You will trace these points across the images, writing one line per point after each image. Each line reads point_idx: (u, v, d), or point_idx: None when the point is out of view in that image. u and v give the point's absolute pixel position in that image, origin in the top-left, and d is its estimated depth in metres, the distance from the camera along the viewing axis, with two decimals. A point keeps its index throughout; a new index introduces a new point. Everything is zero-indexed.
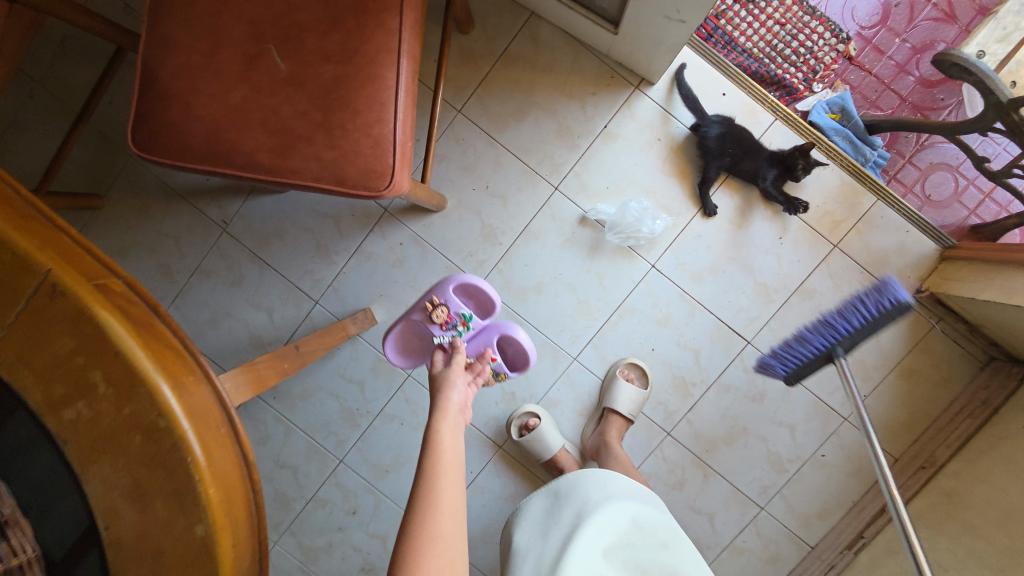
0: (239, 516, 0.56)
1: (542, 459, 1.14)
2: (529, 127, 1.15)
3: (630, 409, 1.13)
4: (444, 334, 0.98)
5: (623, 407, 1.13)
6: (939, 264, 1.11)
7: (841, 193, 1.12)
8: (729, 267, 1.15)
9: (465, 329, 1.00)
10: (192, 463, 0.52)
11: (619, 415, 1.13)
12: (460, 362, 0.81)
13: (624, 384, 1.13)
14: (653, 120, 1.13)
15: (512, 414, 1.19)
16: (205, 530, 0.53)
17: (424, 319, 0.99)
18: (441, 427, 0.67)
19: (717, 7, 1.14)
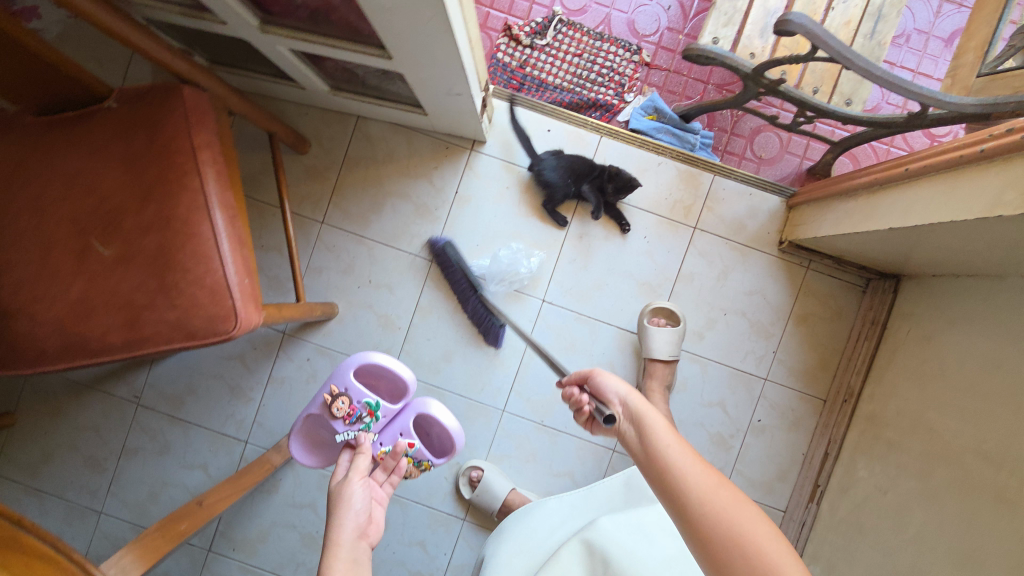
0: None
1: (494, 509, 1.16)
2: (389, 216, 1.22)
3: (668, 352, 1.14)
4: (348, 429, 0.96)
5: (661, 352, 1.14)
6: (788, 214, 1.19)
7: (681, 181, 1.21)
8: (611, 278, 1.21)
9: (372, 419, 0.98)
10: None
11: (660, 360, 1.15)
12: (360, 467, 0.80)
13: (656, 330, 1.14)
14: (495, 173, 1.21)
15: (457, 476, 1.22)
16: None
17: (324, 413, 0.97)
18: (332, 567, 0.65)
19: (518, 58, 1.24)
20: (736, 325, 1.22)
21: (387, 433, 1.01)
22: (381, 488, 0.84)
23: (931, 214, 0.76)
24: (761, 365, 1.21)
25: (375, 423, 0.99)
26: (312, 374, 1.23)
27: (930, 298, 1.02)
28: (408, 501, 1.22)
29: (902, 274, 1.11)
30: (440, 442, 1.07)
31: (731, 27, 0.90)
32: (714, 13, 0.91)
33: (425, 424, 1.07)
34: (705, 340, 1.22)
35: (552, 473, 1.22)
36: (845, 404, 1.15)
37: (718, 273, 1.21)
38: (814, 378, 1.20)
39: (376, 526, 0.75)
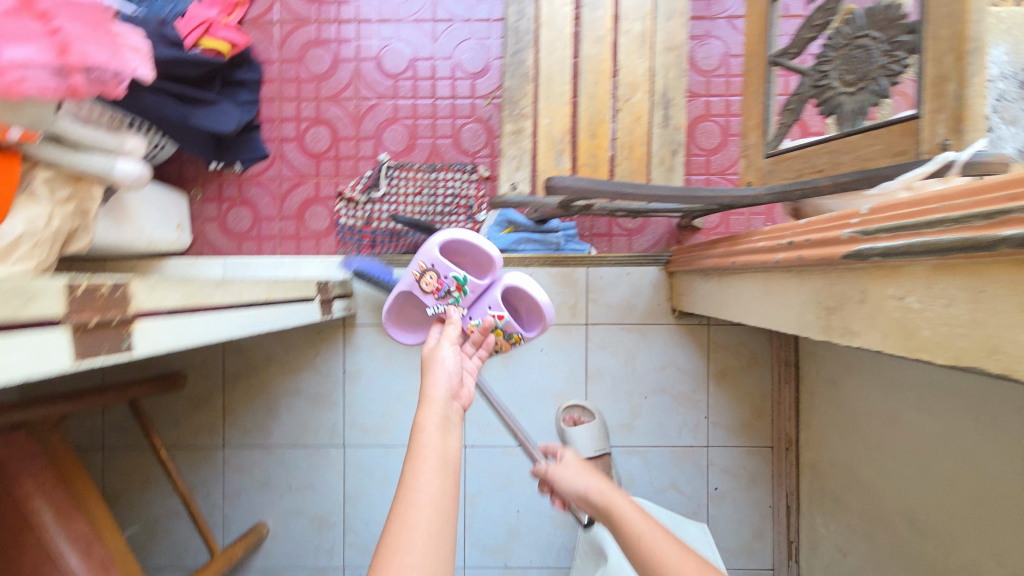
0: None
1: None
2: (286, 417, 1.18)
3: (594, 448, 1.13)
4: (437, 306, 0.83)
5: (587, 450, 1.13)
6: (671, 280, 1.17)
7: (557, 284, 1.18)
8: (525, 402, 1.19)
9: (461, 296, 0.82)
10: None
11: (590, 460, 1.13)
12: (450, 334, 0.69)
13: (575, 433, 1.13)
14: (375, 339, 1.17)
15: None
16: None
17: (414, 289, 0.85)
18: (421, 421, 0.53)
19: (363, 218, 1.21)
20: (660, 405, 1.19)
21: (478, 308, 0.83)
22: (472, 360, 0.74)
23: (763, 312, 0.74)
24: (699, 435, 1.18)
25: (465, 299, 0.83)
26: None
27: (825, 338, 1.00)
28: None
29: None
30: (533, 315, 0.88)
31: (523, 170, 0.88)
32: (504, 160, 0.89)
33: (512, 296, 0.87)
34: (636, 428, 1.19)
35: None
36: (789, 453, 1.14)
37: (625, 359, 1.19)
38: (753, 427, 1.17)
39: (466, 390, 0.64)
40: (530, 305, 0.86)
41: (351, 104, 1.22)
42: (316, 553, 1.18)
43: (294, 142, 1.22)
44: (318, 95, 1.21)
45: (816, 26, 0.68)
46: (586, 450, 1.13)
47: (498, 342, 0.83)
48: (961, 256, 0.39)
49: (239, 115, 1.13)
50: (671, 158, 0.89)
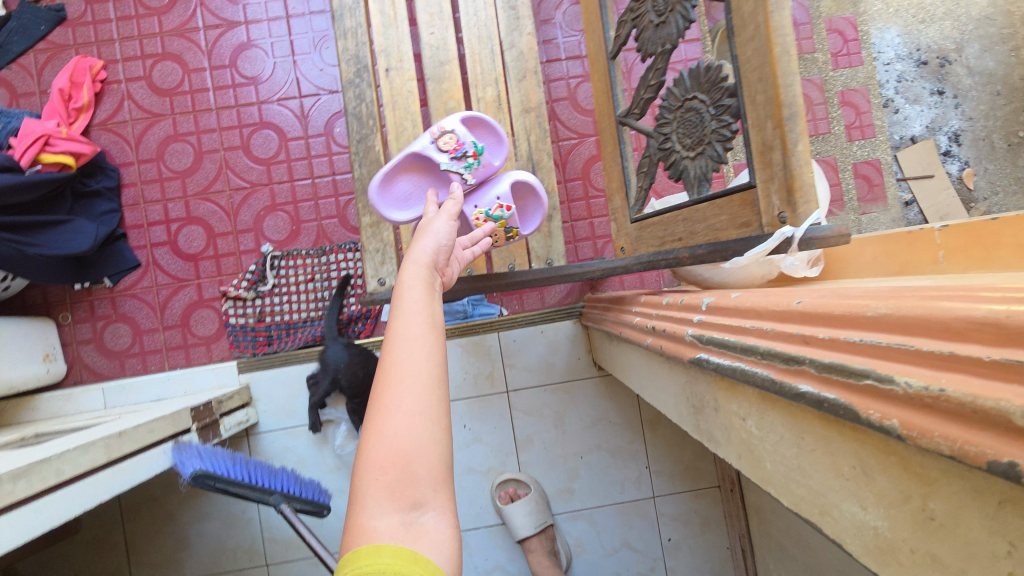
0: None
1: None
2: (198, 543, 1.08)
3: (533, 524, 1.05)
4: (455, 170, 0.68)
5: (526, 528, 1.05)
6: (587, 332, 1.12)
7: (469, 353, 1.12)
8: (456, 483, 1.11)
9: (478, 165, 0.69)
10: None
11: (531, 537, 1.06)
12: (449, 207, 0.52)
13: (511, 508, 1.06)
14: (284, 444, 1.09)
15: None
16: None
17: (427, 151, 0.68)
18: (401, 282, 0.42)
19: (254, 313, 1.14)
20: (598, 462, 1.12)
21: (484, 193, 0.71)
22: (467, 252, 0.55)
23: (652, 388, 0.68)
24: (642, 487, 1.12)
25: (477, 172, 0.70)
26: None
27: None
28: None
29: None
30: (529, 209, 0.77)
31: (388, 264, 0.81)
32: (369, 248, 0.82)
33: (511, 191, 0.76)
34: (576, 491, 1.12)
35: None
36: (734, 492, 1.08)
37: (554, 420, 1.12)
38: (697, 471, 1.12)
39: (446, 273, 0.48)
40: (526, 203, 0.76)
41: (224, 198, 1.15)
42: None
43: (167, 245, 1.15)
44: (186, 192, 1.15)
45: (650, 87, 0.66)
46: (525, 529, 1.05)
47: (496, 234, 0.72)
48: (776, 396, 0.34)
49: (96, 230, 1.04)
50: (546, 224, 0.86)
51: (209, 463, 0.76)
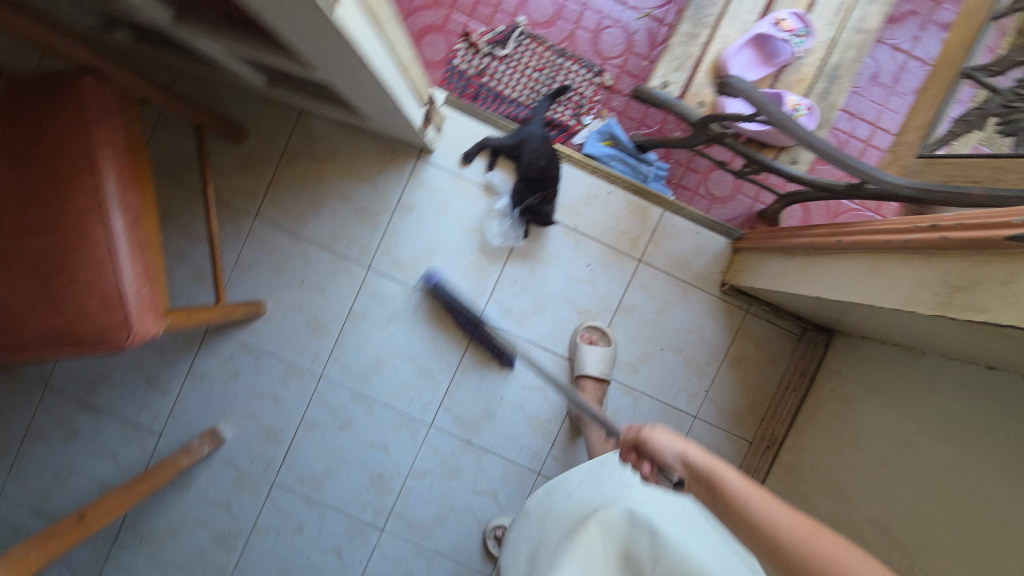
0: None
1: None
2: (326, 217, 1.18)
3: (600, 370, 1.15)
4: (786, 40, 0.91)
5: (593, 369, 1.15)
6: (733, 256, 1.18)
7: (630, 212, 1.18)
8: (552, 304, 1.20)
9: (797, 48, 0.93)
10: None
11: (591, 378, 1.15)
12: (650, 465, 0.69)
13: (588, 347, 1.16)
14: (442, 184, 1.17)
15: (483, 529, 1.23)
16: None
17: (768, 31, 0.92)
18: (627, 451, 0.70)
19: (477, 67, 1.19)
20: (671, 362, 1.21)
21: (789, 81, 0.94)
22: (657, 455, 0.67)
23: (854, 292, 0.76)
24: (692, 404, 1.21)
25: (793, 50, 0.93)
26: (235, 371, 1.20)
27: (855, 358, 1.04)
28: (325, 507, 1.23)
29: (847, 334, 1.08)
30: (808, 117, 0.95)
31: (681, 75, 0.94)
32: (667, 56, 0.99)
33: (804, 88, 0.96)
34: (639, 373, 1.21)
35: (473, 493, 1.23)
36: (768, 451, 1.18)
37: (658, 308, 1.20)
38: (744, 418, 1.20)
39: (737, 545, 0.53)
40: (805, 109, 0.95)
41: None
42: (300, 354, 1.20)
43: None
44: None
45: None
46: (592, 369, 1.15)
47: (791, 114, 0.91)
48: None
49: None
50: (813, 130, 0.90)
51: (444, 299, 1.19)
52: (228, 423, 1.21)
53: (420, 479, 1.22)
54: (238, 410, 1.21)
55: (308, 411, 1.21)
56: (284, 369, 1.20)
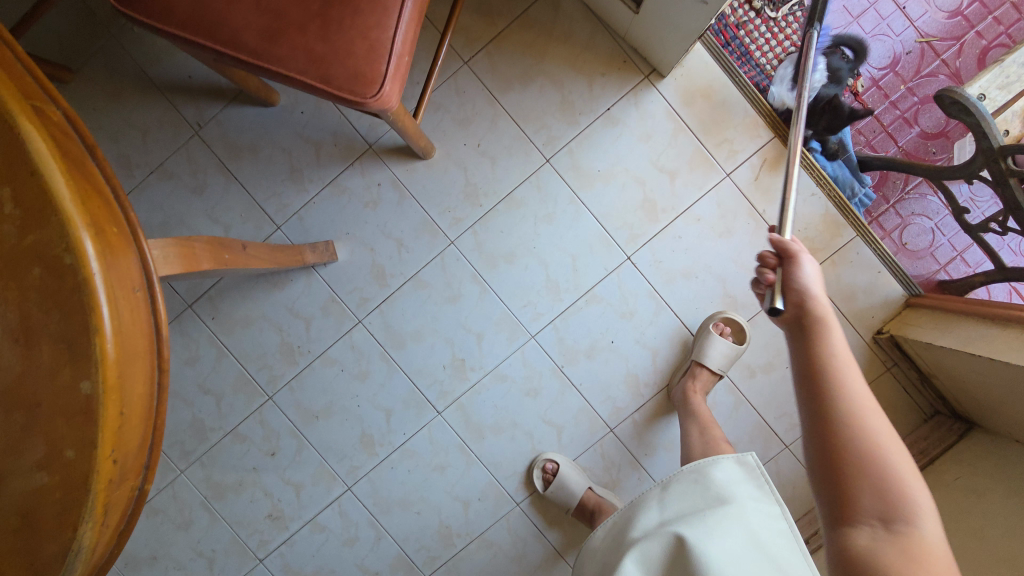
0: (137, 381, 0.50)
1: (569, 506, 1.13)
2: (532, 94, 1.13)
3: (720, 364, 1.08)
4: None
5: (713, 362, 1.07)
6: (903, 309, 1.13)
7: (823, 223, 1.13)
8: (705, 276, 1.14)
9: None
10: (93, 313, 0.46)
11: (707, 369, 1.08)
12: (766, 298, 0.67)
13: (719, 339, 1.08)
14: (657, 113, 1.12)
15: (534, 460, 1.18)
16: (92, 389, 0.47)
17: None
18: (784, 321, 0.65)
19: (737, 17, 1.13)
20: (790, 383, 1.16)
21: None
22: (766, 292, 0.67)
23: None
24: (790, 432, 1.16)
25: None
26: (376, 200, 1.15)
27: (1000, 459, 0.97)
28: (398, 368, 1.19)
29: (995, 432, 1.03)
30: None
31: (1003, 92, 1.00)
32: (994, 72, 1.02)
33: None
34: (754, 380, 1.16)
35: (542, 420, 1.18)
36: None
37: None
38: None
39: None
40: None
41: None
42: (444, 212, 1.15)
43: None
44: None
45: None
46: (712, 362, 1.07)
47: None
48: None
49: None
50: None
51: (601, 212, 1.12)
52: (345, 245, 1.16)
53: (499, 384, 1.18)
54: (361, 237, 1.16)
55: (425, 269, 1.16)
56: (422, 220, 1.16)
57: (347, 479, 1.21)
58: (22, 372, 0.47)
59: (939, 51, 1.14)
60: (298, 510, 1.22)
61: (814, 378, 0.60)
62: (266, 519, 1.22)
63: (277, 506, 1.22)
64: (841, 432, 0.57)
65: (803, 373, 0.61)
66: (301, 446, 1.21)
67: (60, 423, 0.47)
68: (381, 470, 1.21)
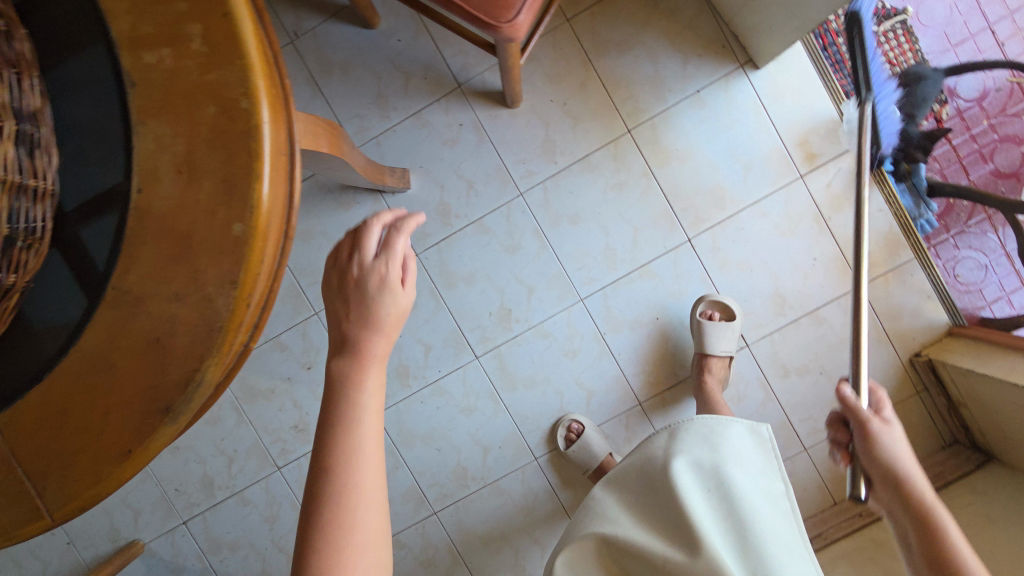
0: (274, 239, 0.51)
1: (587, 467, 1.17)
2: (626, 63, 1.14)
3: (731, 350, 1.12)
4: None
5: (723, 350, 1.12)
6: (944, 337, 1.16)
7: (885, 239, 1.17)
8: (759, 270, 1.17)
9: None
10: (257, 159, 0.48)
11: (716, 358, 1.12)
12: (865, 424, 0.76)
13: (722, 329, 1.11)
14: (745, 103, 1.14)
15: (557, 419, 1.21)
16: (241, 232, 0.49)
17: None
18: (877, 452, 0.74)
19: (840, 24, 1.14)
20: (821, 389, 1.19)
21: None
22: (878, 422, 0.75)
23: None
24: (811, 436, 1.19)
25: None
26: (454, 139, 1.17)
27: (1017, 491, 1.01)
28: (445, 307, 1.21)
29: (1017, 467, 1.05)
30: None
31: None
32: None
33: None
34: (787, 379, 1.19)
35: (575, 382, 1.21)
36: (857, 518, 1.15)
37: (845, 336, 1.18)
38: (846, 479, 1.19)
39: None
40: None
41: None
42: (518, 162, 1.17)
43: None
44: None
45: None
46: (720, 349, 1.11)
47: None
48: None
49: None
50: None
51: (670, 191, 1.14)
52: (417, 177, 1.18)
53: (540, 339, 1.20)
54: (433, 172, 1.18)
55: (490, 215, 1.18)
56: (496, 166, 1.17)
57: None
58: (176, 201, 0.49)
59: None
60: None
61: (896, 491, 0.73)
62: (291, 429, 1.25)
63: (304, 418, 1.25)
64: (935, 535, 0.69)
65: (879, 490, 0.75)
66: None
67: (206, 257, 0.49)
68: (411, 403, 1.24)
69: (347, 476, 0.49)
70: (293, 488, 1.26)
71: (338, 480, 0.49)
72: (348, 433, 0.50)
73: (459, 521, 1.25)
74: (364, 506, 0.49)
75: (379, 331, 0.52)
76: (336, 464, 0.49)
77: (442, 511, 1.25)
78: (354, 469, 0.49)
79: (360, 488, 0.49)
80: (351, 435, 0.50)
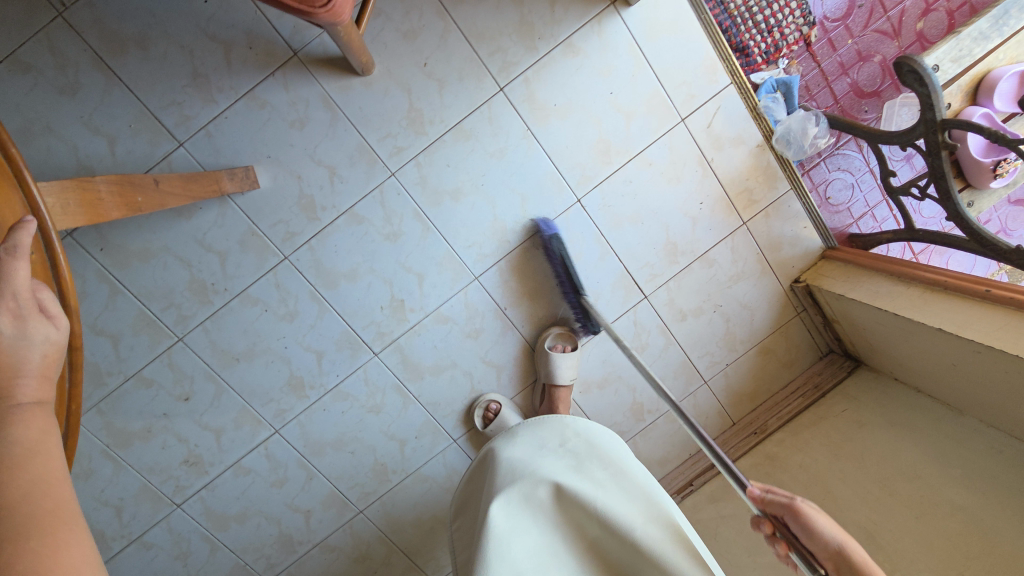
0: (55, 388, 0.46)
1: None
2: (488, 10, 1.01)
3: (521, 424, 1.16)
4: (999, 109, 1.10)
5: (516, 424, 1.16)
6: (818, 260, 1.23)
7: (761, 173, 1.16)
8: (650, 221, 1.15)
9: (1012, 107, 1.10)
10: None
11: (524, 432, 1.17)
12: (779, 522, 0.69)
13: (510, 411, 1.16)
14: (619, 45, 1.05)
15: (473, 400, 1.19)
16: None
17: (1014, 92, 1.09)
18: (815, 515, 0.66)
19: None
20: (715, 325, 1.23)
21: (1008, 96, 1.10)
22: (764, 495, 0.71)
23: (967, 327, 0.86)
24: (709, 369, 1.25)
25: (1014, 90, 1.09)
26: (302, 119, 1.00)
27: (881, 394, 1.12)
28: (330, 308, 1.10)
29: (878, 371, 1.17)
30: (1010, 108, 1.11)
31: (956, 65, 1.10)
32: (952, 43, 1.09)
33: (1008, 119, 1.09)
34: (685, 323, 1.22)
35: (482, 360, 1.17)
36: (752, 436, 1.25)
37: (734, 273, 1.21)
38: (740, 401, 1.28)
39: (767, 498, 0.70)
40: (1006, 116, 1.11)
41: None
42: (383, 138, 1.03)
43: None
44: None
45: None
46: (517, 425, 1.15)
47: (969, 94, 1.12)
48: None
49: None
50: (986, 161, 0.96)
51: (430, 155, 1.05)
52: (266, 170, 1.01)
53: (440, 325, 1.14)
54: (284, 162, 1.02)
55: (361, 202, 1.05)
56: (358, 145, 1.03)
57: (274, 422, 1.14)
58: None
59: (888, 8, 1.16)
60: (217, 456, 1.14)
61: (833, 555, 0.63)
62: (183, 465, 1.13)
63: (193, 451, 1.13)
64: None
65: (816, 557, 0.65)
66: (220, 390, 1.11)
67: None
68: (312, 412, 1.15)
69: (42, 526, 0.37)
70: (200, 521, 1.17)
71: (32, 535, 0.36)
72: (41, 481, 0.40)
73: (386, 514, 1.22)
74: (78, 548, 0.37)
75: (26, 377, 0.42)
76: (26, 517, 0.37)
77: (368, 509, 1.21)
78: (56, 519, 0.38)
79: (67, 537, 0.38)
80: (52, 487, 0.40)
